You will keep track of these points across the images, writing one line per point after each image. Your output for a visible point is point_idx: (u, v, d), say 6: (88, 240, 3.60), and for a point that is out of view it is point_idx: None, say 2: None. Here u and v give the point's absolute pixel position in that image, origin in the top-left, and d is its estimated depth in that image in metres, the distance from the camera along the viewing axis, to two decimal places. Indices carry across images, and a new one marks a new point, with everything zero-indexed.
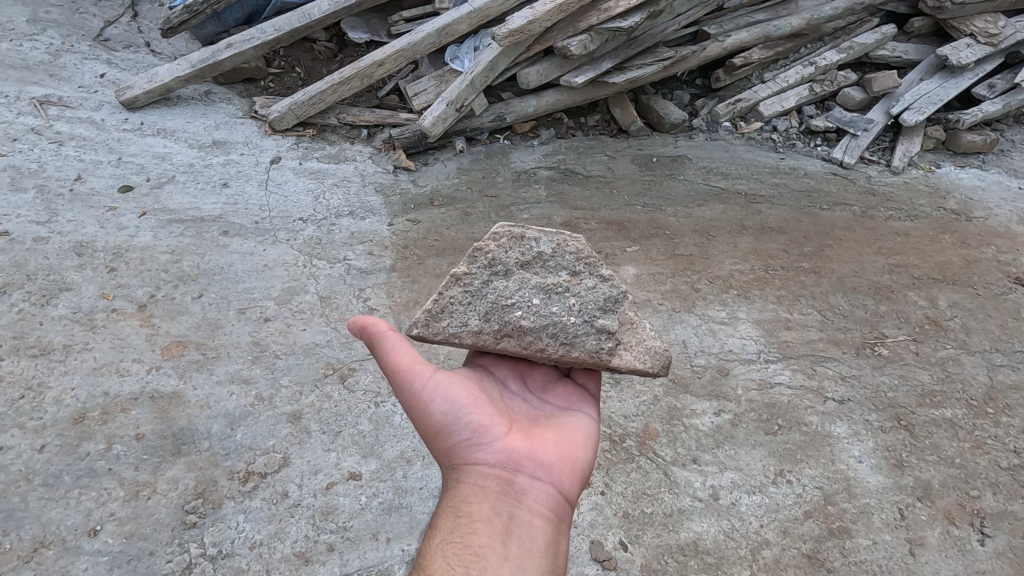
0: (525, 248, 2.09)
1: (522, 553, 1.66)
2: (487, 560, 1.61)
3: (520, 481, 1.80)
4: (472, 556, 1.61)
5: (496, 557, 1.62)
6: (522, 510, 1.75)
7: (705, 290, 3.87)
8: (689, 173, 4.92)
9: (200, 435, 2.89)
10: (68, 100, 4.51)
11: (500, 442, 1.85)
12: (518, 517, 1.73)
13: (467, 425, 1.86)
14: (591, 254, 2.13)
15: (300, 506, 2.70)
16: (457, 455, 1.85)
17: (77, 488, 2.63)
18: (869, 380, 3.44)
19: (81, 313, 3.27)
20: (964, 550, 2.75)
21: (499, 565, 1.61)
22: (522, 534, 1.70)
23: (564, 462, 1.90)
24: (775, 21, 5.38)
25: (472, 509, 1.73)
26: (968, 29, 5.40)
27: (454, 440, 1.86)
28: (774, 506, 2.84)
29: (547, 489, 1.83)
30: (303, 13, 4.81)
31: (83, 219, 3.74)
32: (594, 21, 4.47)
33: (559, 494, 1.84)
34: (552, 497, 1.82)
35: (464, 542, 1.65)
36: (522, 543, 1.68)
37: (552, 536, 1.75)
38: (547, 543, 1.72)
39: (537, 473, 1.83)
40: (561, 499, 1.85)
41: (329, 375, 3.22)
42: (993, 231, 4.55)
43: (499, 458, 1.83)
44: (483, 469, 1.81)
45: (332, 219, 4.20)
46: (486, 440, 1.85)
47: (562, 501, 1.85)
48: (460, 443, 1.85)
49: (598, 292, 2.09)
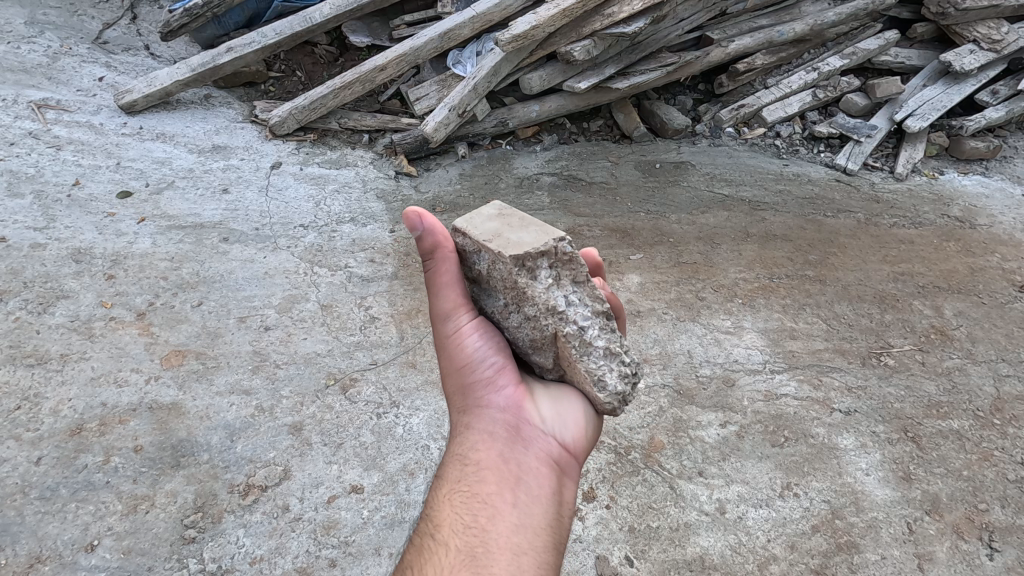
0: (468, 264, 1.98)
1: (529, 499, 1.69)
2: (495, 506, 1.64)
3: (528, 429, 1.83)
4: (480, 502, 1.64)
5: (505, 503, 1.65)
6: (530, 458, 1.78)
7: (710, 299, 3.84)
8: (693, 179, 4.89)
9: (199, 447, 2.85)
10: (66, 103, 4.47)
11: (511, 388, 1.89)
12: (526, 465, 1.75)
13: (484, 370, 1.89)
14: (517, 286, 1.86)
15: (301, 520, 2.65)
16: (470, 398, 1.87)
17: (74, 502, 2.58)
18: (875, 392, 3.40)
19: (79, 321, 3.22)
20: (973, 565, 2.72)
21: (507, 511, 1.64)
22: (530, 480, 1.73)
23: (569, 414, 1.95)
24: (778, 27, 5.35)
25: (482, 455, 1.75)
26: (971, 35, 5.37)
27: (467, 385, 1.88)
28: (781, 520, 2.80)
29: (554, 438, 1.87)
30: (304, 17, 4.78)
31: (80, 225, 3.69)
32: (597, 26, 4.44)
33: (564, 443, 1.88)
34: (558, 446, 1.86)
35: (473, 489, 1.68)
36: (530, 488, 1.71)
37: (558, 485, 1.78)
38: (554, 490, 1.75)
39: (544, 423, 1.87)
40: (566, 450, 1.88)
41: (331, 385, 3.18)
42: (998, 239, 4.53)
43: (509, 404, 1.86)
44: (495, 414, 1.83)
45: (333, 225, 4.16)
46: (499, 386, 1.89)
47: (567, 452, 1.88)
48: (472, 388, 1.88)
49: (523, 331, 1.96)
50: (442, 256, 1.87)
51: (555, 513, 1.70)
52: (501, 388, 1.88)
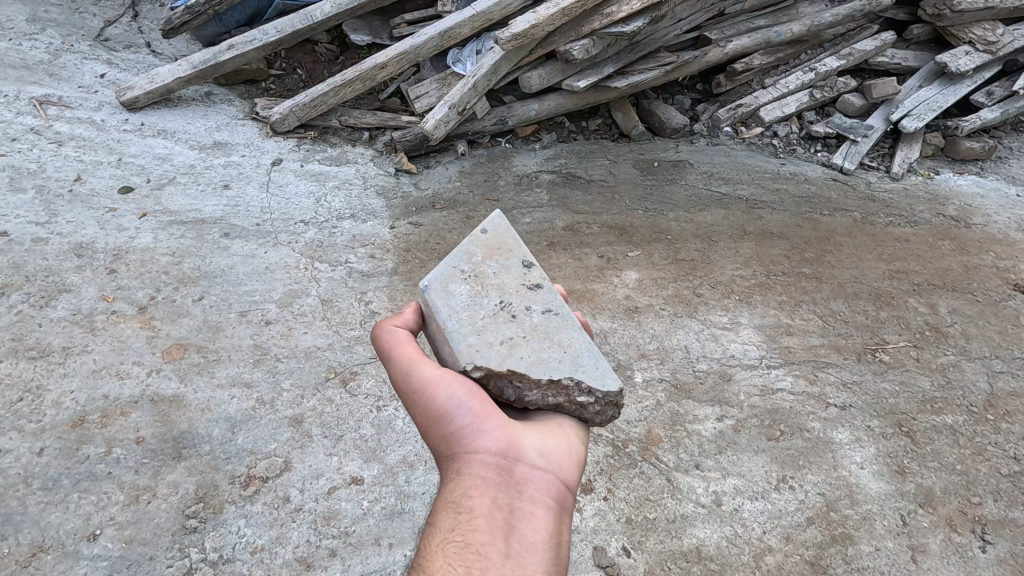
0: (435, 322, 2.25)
1: (524, 546, 1.62)
2: (490, 556, 1.57)
3: (520, 471, 1.79)
4: (474, 553, 1.57)
5: (499, 553, 1.58)
6: (523, 501, 1.73)
7: (707, 295, 3.88)
8: (691, 177, 4.93)
9: (200, 439, 2.87)
10: (68, 100, 4.49)
11: (500, 431, 1.86)
12: (518, 509, 1.71)
13: (471, 415, 1.87)
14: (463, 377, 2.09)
15: (301, 511, 2.68)
16: (457, 445, 1.84)
17: (76, 492, 2.60)
18: (870, 387, 3.44)
19: (80, 315, 3.24)
20: (965, 557, 2.75)
21: (502, 560, 1.57)
22: (524, 526, 1.67)
23: (560, 453, 1.91)
24: (776, 27, 5.38)
25: (474, 503, 1.70)
26: (967, 37, 5.42)
27: (455, 431, 1.86)
28: (777, 512, 2.84)
29: (547, 478, 1.82)
30: (305, 15, 4.81)
31: (82, 220, 3.72)
32: (596, 25, 4.48)
33: (558, 482, 1.83)
34: (552, 486, 1.81)
35: (465, 540, 1.61)
36: (525, 533, 1.65)
37: (554, 529, 1.72)
38: (550, 533, 1.70)
39: (536, 463, 1.82)
40: (561, 490, 1.83)
41: (331, 379, 3.21)
42: (992, 238, 4.57)
43: (500, 447, 1.83)
44: (485, 458, 1.80)
45: (334, 221, 4.19)
46: (487, 428, 1.86)
47: (562, 493, 1.83)
48: (460, 433, 1.85)
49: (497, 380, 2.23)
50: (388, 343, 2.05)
51: (553, 557, 1.64)
52: (489, 430, 1.85)
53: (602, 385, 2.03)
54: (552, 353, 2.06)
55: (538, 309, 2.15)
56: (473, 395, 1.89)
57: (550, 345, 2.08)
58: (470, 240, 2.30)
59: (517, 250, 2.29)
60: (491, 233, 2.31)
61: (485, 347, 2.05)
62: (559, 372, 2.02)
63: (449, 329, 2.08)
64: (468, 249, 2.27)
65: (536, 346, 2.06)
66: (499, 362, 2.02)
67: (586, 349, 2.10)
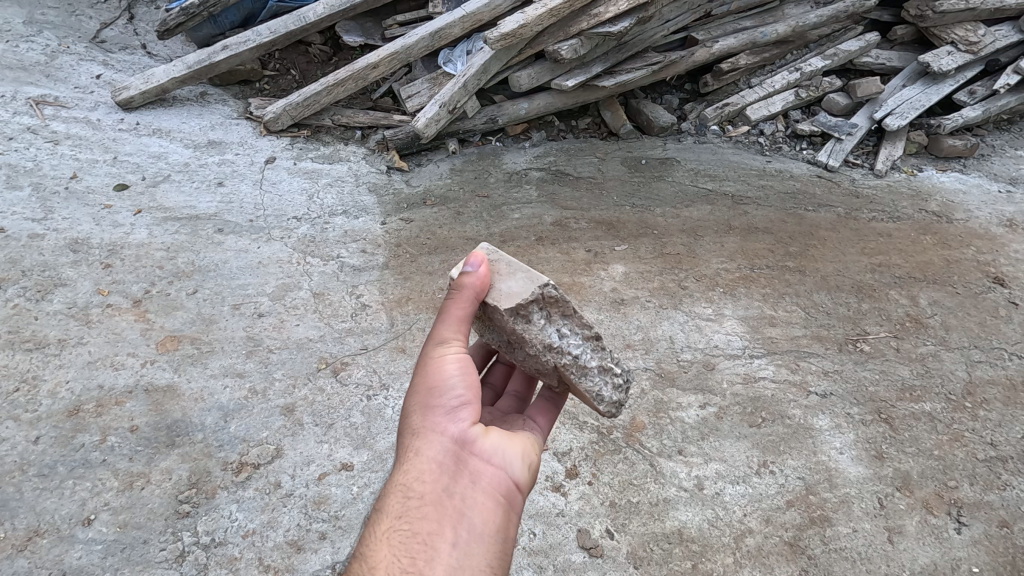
0: None
1: (470, 539, 1.64)
2: (435, 548, 1.59)
3: (478, 464, 1.77)
4: (419, 544, 1.59)
5: (445, 545, 1.61)
6: (475, 493, 1.72)
7: (692, 288, 3.96)
8: (678, 174, 5.02)
9: (194, 427, 2.93)
10: (64, 100, 4.56)
11: (470, 420, 1.82)
12: (470, 501, 1.70)
13: (451, 398, 1.83)
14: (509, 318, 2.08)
15: (293, 496, 2.74)
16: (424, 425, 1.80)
17: (72, 478, 2.66)
18: (851, 375, 3.52)
19: (77, 308, 3.31)
20: (940, 538, 2.82)
21: (446, 552, 1.59)
22: (473, 518, 1.68)
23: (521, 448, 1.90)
24: (762, 28, 5.49)
25: (426, 488, 1.69)
26: (949, 37, 5.53)
27: (425, 410, 1.83)
28: (757, 495, 2.91)
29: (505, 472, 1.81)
30: (298, 16, 4.89)
31: (78, 216, 3.78)
32: (584, 26, 4.58)
33: (514, 477, 1.83)
34: (508, 481, 1.80)
35: (413, 527, 1.62)
36: (474, 527, 1.66)
37: (503, 523, 1.73)
38: (498, 528, 1.71)
39: (495, 457, 1.80)
40: (515, 484, 1.83)
41: (322, 369, 3.28)
42: (973, 232, 4.66)
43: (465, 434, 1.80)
44: (447, 444, 1.77)
45: (326, 217, 4.26)
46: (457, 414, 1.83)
47: (517, 487, 1.83)
48: (429, 412, 1.82)
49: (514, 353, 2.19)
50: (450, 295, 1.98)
51: (497, 553, 1.67)
52: (460, 416, 1.81)
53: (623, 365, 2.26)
54: None
55: None
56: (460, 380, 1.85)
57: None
58: None
59: None
60: None
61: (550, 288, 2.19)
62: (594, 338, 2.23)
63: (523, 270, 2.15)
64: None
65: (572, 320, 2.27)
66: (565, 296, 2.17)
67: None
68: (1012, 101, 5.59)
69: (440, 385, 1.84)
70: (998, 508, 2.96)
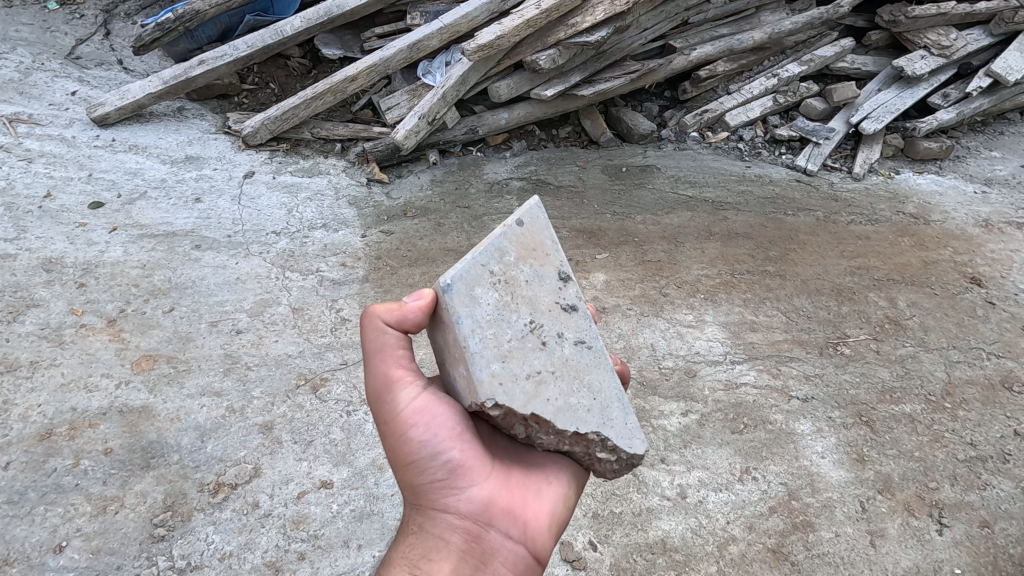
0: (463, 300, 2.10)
1: None
2: None
3: (489, 537, 1.84)
4: None
5: None
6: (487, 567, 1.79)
7: (673, 295, 3.97)
8: (658, 181, 5.05)
9: (169, 448, 2.88)
10: (38, 117, 4.51)
11: (473, 484, 1.87)
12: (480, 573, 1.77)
13: (434, 462, 1.86)
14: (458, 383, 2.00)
15: (271, 516, 2.70)
16: (423, 494, 1.88)
17: (43, 505, 2.60)
18: (832, 379, 3.53)
19: (49, 329, 3.25)
20: (923, 540, 2.83)
21: None
22: None
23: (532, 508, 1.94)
24: (738, 35, 5.55)
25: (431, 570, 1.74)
26: (922, 42, 5.62)
27: (416, 482, 1.88)
28: (740, 503, 2.90)
29: (518, 539, 1.88)
30: (275, 30, 4.88)
31: (51, 235, 3.73)
32: (561, 36, 4.60)
33: (527, 549, 1.89)
34: (522, 552, 1.88)
35: None
36: None
37: None
38: None
39: (507, 528, 1.87)
40: (530, 555, 1.90)
41: (301, 385, 3.24)
42: (950, 233, 4.71)
43: (473, 503, 1.86)
44: (455, 522, 1.84)
45: (306, 231, 4.23)
46: (456, 482, 1.87)
47: (531, 558, 1.90)
48: (427, 486, 1.87)
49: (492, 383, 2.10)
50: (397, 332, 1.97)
51: None
52: (447, 476, 1.86)
53: (629, 446, 1.95)
54: (580, 400, 1.95)
55: (571, 338, 2.03)
56: (442, 438, 1.86)
57: (580, 383, 1.98)
58: (504, 232, 2.02)
59: (554, 256, 2.07)
60: (527, 226, 2.04)
61: (509, 380, 1.89)
62: (586, 424, 1.93)
63: (471, 349, 1.88)
64: (501, 245, 2.00)
65: (564, 387, 1.95)
66: (522, 403, 1.88)
67: (615, 400, 2.01)
68: (985, 103, 5.66)
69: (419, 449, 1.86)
70: (978, 508, 2.97)
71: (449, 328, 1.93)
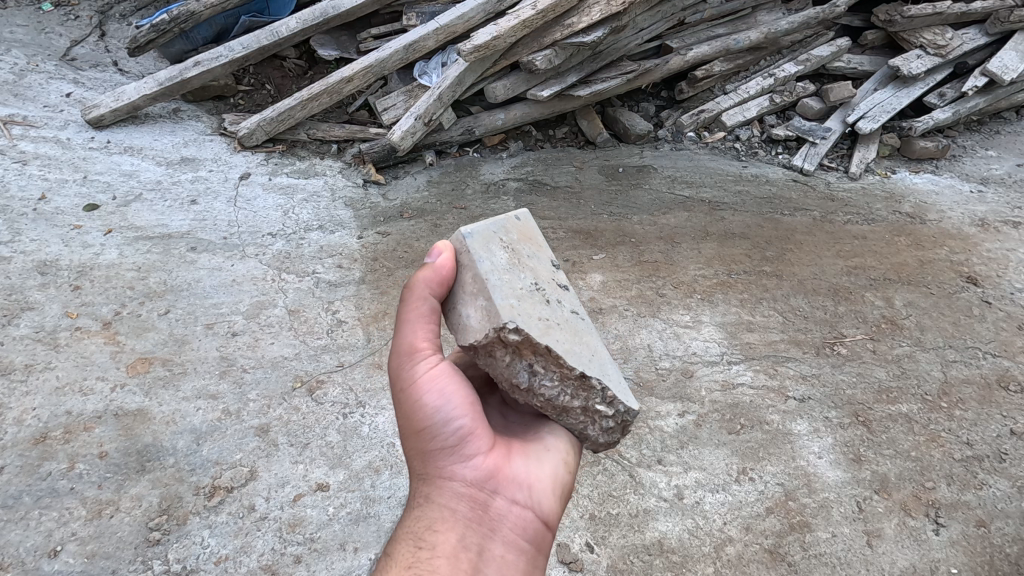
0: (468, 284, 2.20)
1: None
2: None
3: (495, 505, 1.78)
4: None
5: None
6: (495, 537, 1.73)
7: (670, 295, 3.97)
8: (655, 181, 5.05)
9: (165, 452, 2.87)
10: (33, 119, 4.49)
11: (480, 453, 1.81)
12: (488, 544, 1.71)
13: (445, 429, 1.79)
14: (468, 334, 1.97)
15: (267, 519, 2.69)
16: (431, 464, 1.81)
17: (37, 509, 2.59)
18: (829, 379, 3.54)
19: (44, 332, 3.24)
20: (919, 540, 2.83)
21: None
22: (491, 563, 1.68)
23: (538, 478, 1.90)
24: (734, 35, 5.55)
25: (437, 541, 1.67)
26: (918, 41, 5.62)
27: (427, 453, 1.82)
28: (736, 503, 2.90)
29: (526, 510, 1.83)
30: (271, 31, 4.87)
31: (46, 238, 3.72)
32: (558, 37, 4.60)
33: (536, 517, 1.85)
34: (530, 520, 1.83)
35: None
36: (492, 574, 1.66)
37: (530, 560, 1.78)
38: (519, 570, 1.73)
39: (514, 496, 1.82)
40: (538, 526, 1.85)
41: (298, 388, 3.23)
42: (947, 233, 4.72)
43: (479, 472, 1.80)
44: (461, 489, 1.78)
45: (302, 233, 4.22)
46: (463, 451, 1.81)
47: (539, 529, 1.85)
48: (434, 454, 1.80)
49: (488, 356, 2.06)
50: (421, 293, 1.93)
51: None
52: (455, 444, 1.80)
53: (625, 401, 2.01)
54: (582, 350, 2.00)
55: (568, 307, 2.11)
56: (454, 405, 1.80)
57: (583, 338, 2.05)
58: (506, 220, 2.22)
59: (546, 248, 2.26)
60: (524, 222, 2.26)
61: (523, 313, 1.91)
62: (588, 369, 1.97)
63: (491, 282, 1.93)
64: (505, 225, 2.18)
65: (567, 336, 1.98)
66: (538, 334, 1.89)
67: (609, 362, 2.09)
68: (981, 103, 5.68)
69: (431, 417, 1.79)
70: (975, 508, 2.98)
71: (468, 267, 1.99)
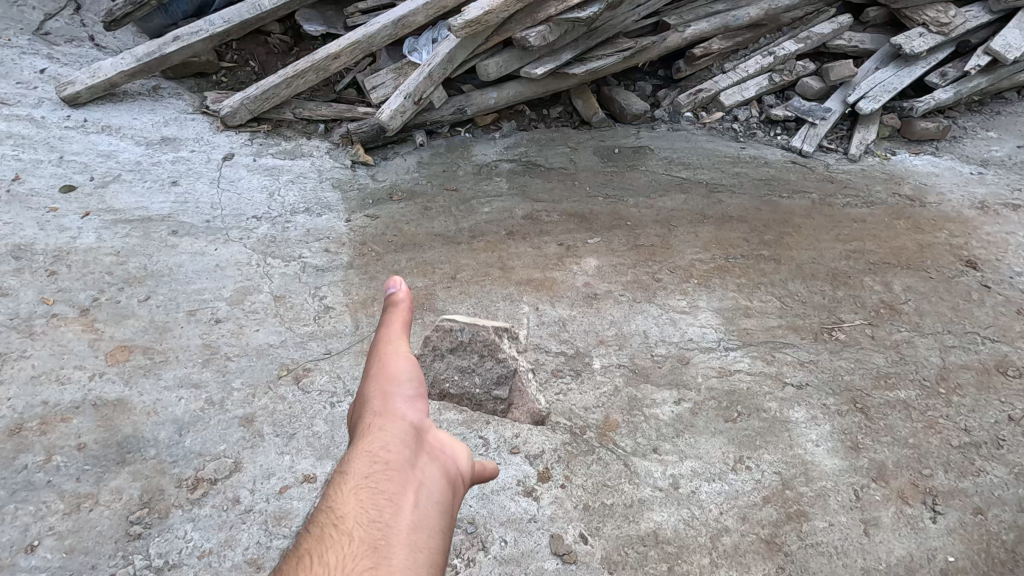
0: None
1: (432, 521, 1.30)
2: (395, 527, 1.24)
3: (441, 447, 1.50)
4: (378, 523, 1.24)
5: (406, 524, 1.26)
6: (441, 471, 1.43)
7: (666, 280, 3.88)
8: (652, 163, 4.93)
9: (146, 443, 2.78)
10: (4, 96, 4.29)
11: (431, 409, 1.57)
12: (433, 477, 1.40)
13: (409, 377, 1.60)
14: None
15: (252, 512, 2.62)
16: (382, 406, 1.53)
17: (13, 503, 2.50)
18: (827, 365, 3.48)
19: (19, 320, 3.12)
20: (916, 528, 2.80)
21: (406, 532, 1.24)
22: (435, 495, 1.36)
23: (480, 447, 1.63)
24: (734, 11, 5.39)
25: (385, 464, 1.37)
26: (921, 19, 5.48)
27: (380, 397, 1.55)
28: (733, 493, 2.85)
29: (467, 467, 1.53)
30: (253, 5, 4.68)
31: (21, 221, 3.57)
32: (552, 12, 4.43)
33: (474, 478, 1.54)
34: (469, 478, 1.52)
35: (371, 501, 1.28)
36: (435, 498, 1.35)
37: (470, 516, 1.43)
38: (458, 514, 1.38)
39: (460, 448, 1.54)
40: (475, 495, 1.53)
41: (284, 376, 3.14)
42: (946, 216, 4.64)
43: (430, 420, 1.54)
44: (409, 426, 1.49)
45: (288, 216, 4.09)
46: (418, 400, 1.57)
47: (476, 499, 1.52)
48: (386, 396, 1.55)
49: None
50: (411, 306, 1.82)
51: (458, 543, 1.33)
52: (406, 393, 1.56)
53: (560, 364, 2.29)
54: None
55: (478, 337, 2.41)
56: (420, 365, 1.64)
57: None
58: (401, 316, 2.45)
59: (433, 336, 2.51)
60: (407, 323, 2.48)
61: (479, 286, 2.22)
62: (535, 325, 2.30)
63: None
64: None
65: None
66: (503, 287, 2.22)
67: None
68: (983, 82, 5.55)
69: (397, 369, 1.60)
70: (972, 495, 2.94)
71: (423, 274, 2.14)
